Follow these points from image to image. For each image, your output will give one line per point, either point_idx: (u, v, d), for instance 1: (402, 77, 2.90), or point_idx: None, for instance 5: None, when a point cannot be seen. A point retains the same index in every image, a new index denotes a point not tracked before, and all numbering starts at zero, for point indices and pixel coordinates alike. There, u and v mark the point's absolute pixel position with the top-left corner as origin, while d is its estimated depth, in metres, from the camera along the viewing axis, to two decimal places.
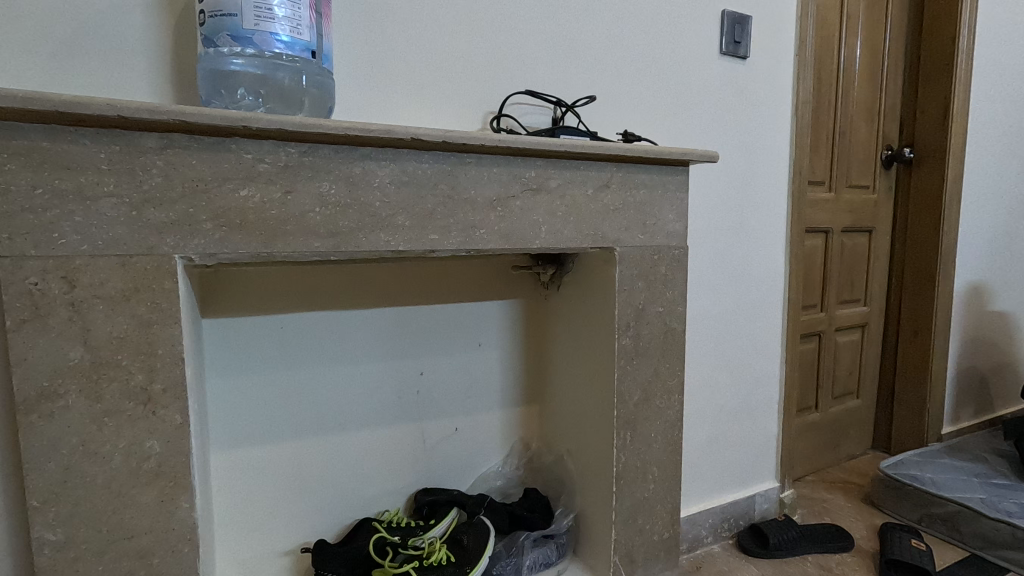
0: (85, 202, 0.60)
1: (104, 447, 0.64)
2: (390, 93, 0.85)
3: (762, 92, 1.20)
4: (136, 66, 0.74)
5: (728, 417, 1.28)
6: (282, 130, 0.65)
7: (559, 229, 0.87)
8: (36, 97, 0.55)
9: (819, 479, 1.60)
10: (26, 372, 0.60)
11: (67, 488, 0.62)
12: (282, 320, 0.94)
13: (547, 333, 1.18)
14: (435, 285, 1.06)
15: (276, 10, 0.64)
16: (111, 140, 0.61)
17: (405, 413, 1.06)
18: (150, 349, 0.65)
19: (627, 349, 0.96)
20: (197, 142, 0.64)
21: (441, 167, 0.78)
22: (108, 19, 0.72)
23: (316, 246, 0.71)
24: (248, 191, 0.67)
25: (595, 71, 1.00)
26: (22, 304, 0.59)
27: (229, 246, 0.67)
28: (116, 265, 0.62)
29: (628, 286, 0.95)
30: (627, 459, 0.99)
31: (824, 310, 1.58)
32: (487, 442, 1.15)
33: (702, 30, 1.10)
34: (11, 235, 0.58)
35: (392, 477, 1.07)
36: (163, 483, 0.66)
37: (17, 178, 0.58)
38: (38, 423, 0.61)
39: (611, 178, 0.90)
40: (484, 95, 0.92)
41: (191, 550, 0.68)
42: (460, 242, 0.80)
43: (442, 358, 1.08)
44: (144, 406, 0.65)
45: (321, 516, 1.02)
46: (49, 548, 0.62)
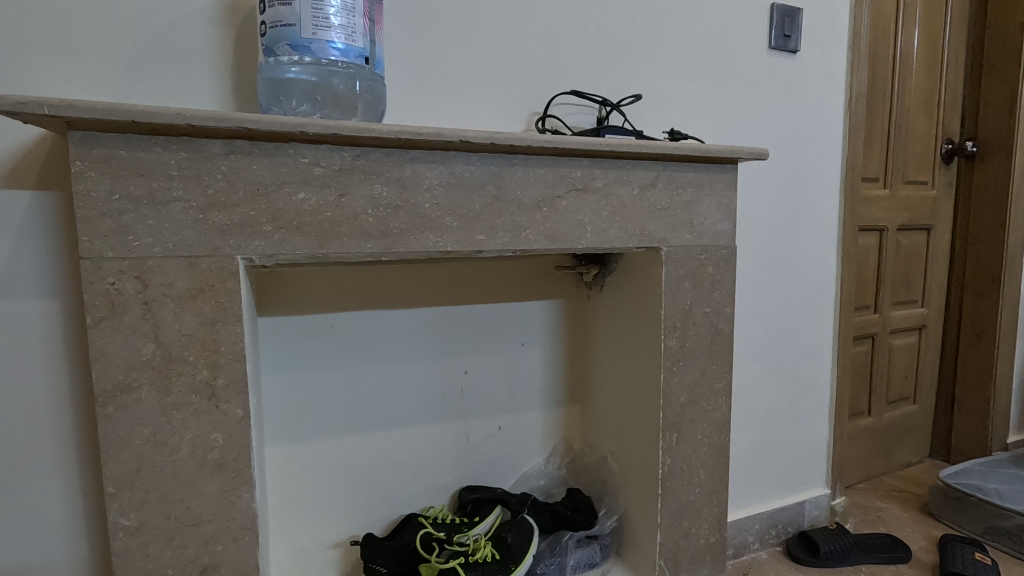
0: (157, 207, 0.64)
1: (172, 439, 0.67)
2: (438, 97, 0.86)
3: (813, 86, 1.16)
4: (200, 77, 0.77)
5: (776, 421, 1.24)
6: (337, 134, 0.67)
7: (604, 229, 0.87)
8: (114, 108, 0.58)
9: (872, 487, 1.54)
10: (105, 367, 0.64)
11: (140, 476, 0.66)
12: (333, 319, 0.97)
13: (590, 333, 1.18)
14: (479, 286, 1.07)
15: (332, 19, 0.66)
16: (180, 147, 0.64)
17: (450, 412, 1.08)
18: (215, 346, 0.68)
19: (673, 350, 0.95)
20: (258, 148, 0.67)
21: (488, 168, 0.79)
22: (176, 33, 0.76)
23: (368, 247, 0.73)
24: (304, 194, 0.70)
25: (641, 69, 0.99)
26: (101, 303, 0.63)
27: (287, 248, 0.70)
28: (184, 266, 0.66)
29: (675, 286, 0.93)
30: (673, 461, 0.98)
31: (878, 312, 1.52)
32: (530, 442, 1.16)
33: (750, 25, 1.07)
34: (91, 237, 0.62)
35: (437, 475, 1.09)
36: (226, 474, 0.69)
37: (97, 185, 0.62)
38: (114, 414, 0.65)
39: (657, 177, 0.89)
40: (529, 96, 0.92)
41: (251, 539, 0.71)
42: (506, 242, 0.81)
43: (486, 357, 1.09)
44: (209, 400, 0.68)
45: (369, 510, 1.04)
46: (123, 532, 0.66)
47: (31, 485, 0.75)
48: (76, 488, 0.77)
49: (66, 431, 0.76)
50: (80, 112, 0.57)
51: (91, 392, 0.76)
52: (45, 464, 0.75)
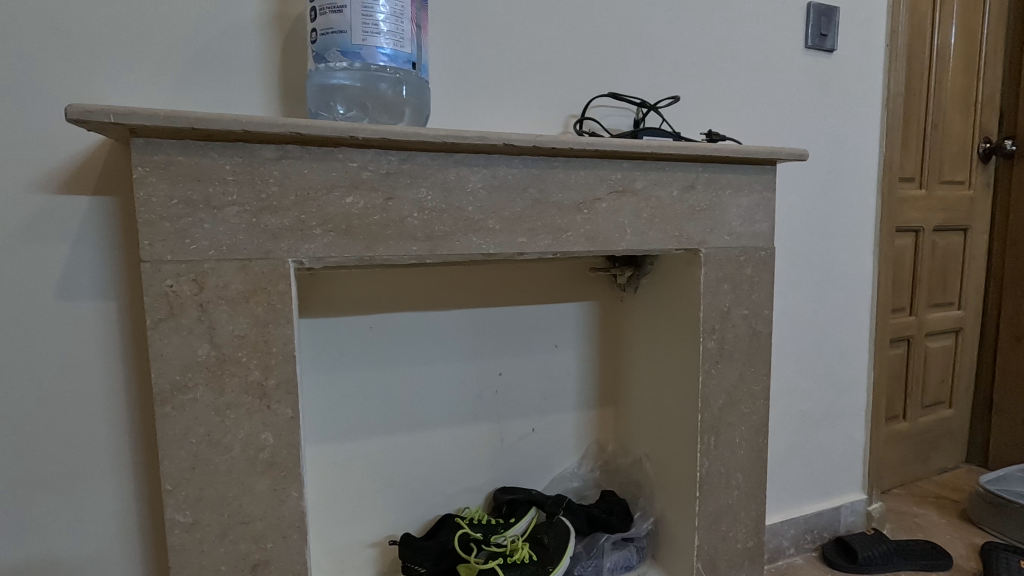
0: (212, 211, 0.65)
1: (225, 438, 0.68)
2: (479, 101, 0.87)
3: (850, 86, 1.15)
4: (249, 83, 0.79)
5: (812, 424, 1.23)
6: (385, 139, 0.68)
7: (644, 231, 0.87)
8: (175, 115, 0.60)
9: (907, 492, 1.51)
10: (163, 367, 0.66)
11: (195, 474, 0.68)
12: (371, 320, 0.98)
13: (623, 335, 1.17)
14: (514, 288, 1.08)
15: (381, 25, 0.67)
16: (235, 152, 0.66)
17: (485, 413, 1.08)
18: (266, 347, 0.69)
19: (711, 352, 0.94)
20: (309, 153, 0.68)
21: (531, 170, 0.79)
22: (226, 41, 0.78)
23: (413, 250, 0.74)
24: (353, 197, 0.71)
25: (677, 71, 0.99)
26: (159, 304, 0.65)
27: (336, 251, 0.71)
28: (239, 268, 0.67)
29: (713, 288, 0.93)
30: (711, 464, 0.97)
31: (913, 314, 1.49)
32: (563, 443, 1.16)
33: (786, 25, 1.06)
34: (151, 241, 0.64)
35: (472, 475, 1.09)
36: (277, 473, 0.71)
37: (157, 190, 0.63)
38: (171, 413, 0.67)
39: (696, 178, 0.89)
40: (567, 99, 0.93)
41: (300, 537, 0.72)
42: (547, 245, 0.81)
43: (520, 358, 1.10)
44: (260, 400, 0.69)
45: (406, 511, 1.05)
46: (179, 528, 0.68)
47: (90, 481, 0.77)
48: (131, 484, 0.79)
49: (122, 428, 0.78)
50: (144, 119, 0.59)
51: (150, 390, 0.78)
52: (102, 460, 0.78)
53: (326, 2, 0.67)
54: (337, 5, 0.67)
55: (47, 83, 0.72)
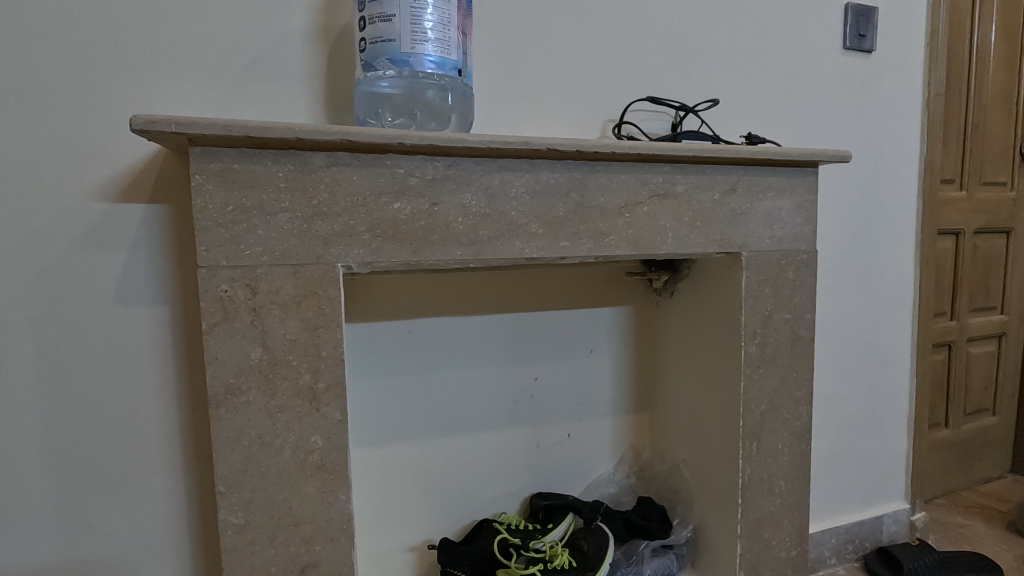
0: (266, 217, 0.67)
1: (277, 440, 0.69)
2: (520, 107, 0.88)
3: (889, 87, 1.13)
4: (296, 92, 0.81)
5: (853, 431, 1.20)
6: (433, 145, 0.69)
7: (686, 235, 0.86)
8: (233, 124, 0.61)
9: (951, 503, 1.47)
10: (217, 370, 0.67)
11: (248, 476, 0.69)
12: (410, 325, 0.99)
13: (659, 340, 1.17)
14: (550, 293, 1.08)
15: (428, 33, 0.68)
16: (287, 160, 0.67)
17: (521, 418, 1.08)
18: (316, 351, 0.70)
19: (753, 357, 0.93)
20: (357, 159, 0.70)
21: (573, 175, 0.80)
22: (274, 52, 0.79)
23: (458, 254, 0.75)
24: (400, 203, 0.72)
25: (715, 74, 0.99)
26: (215, 309, 0.66)
27: (384, 256, 0.72)
28: (291, 273, 0.68)
29: (755, 292, 0.92)
30: (753, 471, 0.96)
31: (955, 319, 1.46)
32: (599, 448, 1.15)
33: (824, 26, 1.05)
34: (208, 247, 0.65)
35: (508, 480, 1.09)
36: (326, 475, 0.71)
37: (213, 198, 0.65)
38: (225, 416, 0.68)
39: (737, 181, 0.88)
40: (605, 103, 0.93)
41: (347, 540, 0.73)
42: (590, 248, 0.81)
43: (556, 363, 1.09)
44: (310, 403, 0.70)
45: (443, 515, 1.06)
46: (232, 529, 0.69)
47: (144, 481, 0.79)
48: (183, 485, 0.81)
49: (176, 430, 0.80)
50: (203, 129, 0.61)
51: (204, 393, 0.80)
52: (155, 461, 0.80)
53: (375, 12, 0.68)
54: (387, 14, 0.68)
55: (106, 96, 0.74)
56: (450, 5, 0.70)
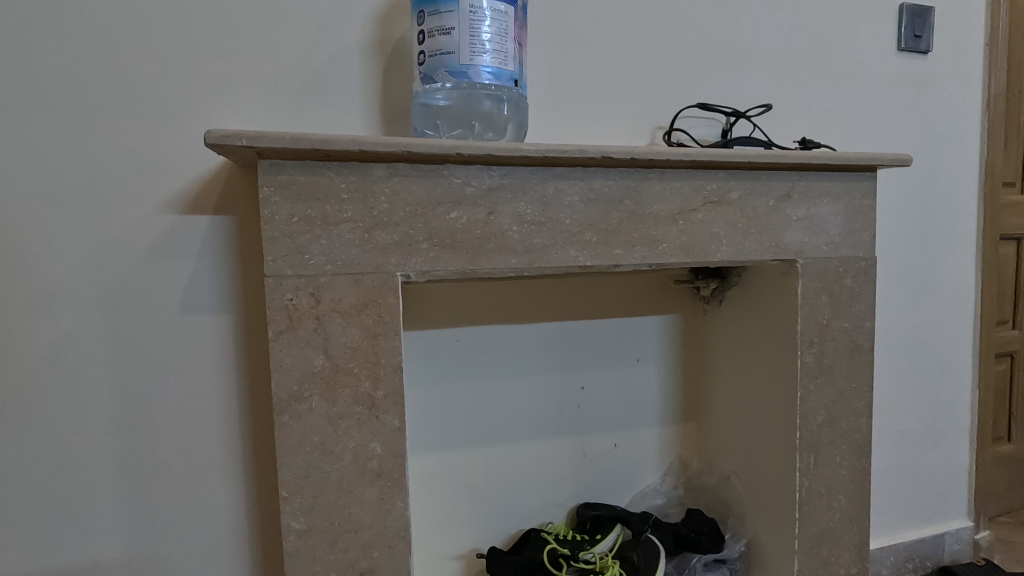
0: (329, 227, 0.68)
1: (337, 447, 0.70)
2: (571, 117, 0.88)
3: (946, 88, 1.09)
4: (353, 105, 0.83)
5: (911, 445, 1.16)
6: (490, 155, 0.70)
7: (740, 242, 0.85)
8: (301, 137, 0.63)
9: (1016, 521, 1.40)
10: (282, 377, 0.69)
11: (309, 482, 0.70)
12: (458, 333, 1.00)
13: (707, 349, 1.15)
14: (596, 301, 1.07)
15: (486, 45, 0.69)
16: (349, 171, 0.69)
17: (567, 427, 1.08)
18: (376, 359, 0.71)
19: (810, 367, 0.91)
20: (416, 170, 0.71)
21: (626, 182, 0.79)
22: (332, 67, 0.82)
23: (513, 262, 0.75)
24: (457, 213, 0.72)
25: (766, 79, 0.97)
26: (280, 317, 0.68)
27: (441, 264, 0.72)
28: (352, 282, 0.69)
29: (812, 300, 0.89)
30: (811, 484, 0.93)
31: (1018, 328, 1.39)
32: (646, 459, 1.13)
33: (878, 27, 1.03)
34: (274, 256, 0.67)
35: (555, 490, 1.09)
36: (384, 482, 0.72)
37: (280, 209, 0.67)
38: (289, 422, 0.69)
39: (793, 187, 0.87)
40: (655, 111, 0.92)
41: (404, 547, 0.73)
42: (643, 256, 0.81)
43: (602, 372, 1.09)
44: (370, 410, 0.71)
45: (490, 524, 1.06)
46: (294, 534, 0.70)
47: (206, 486, 0.82)
48: (244, 491, 0.83)
49: (237, 436, 0.82)
50: (272, 142, 0.62)
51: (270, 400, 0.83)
52: (216, 465, 0.82)
53: (435, 25, 0.69)
54: (446, 27, 0.69)
55: (175, 113, 0.77)
56: (507, 17, 0.71)
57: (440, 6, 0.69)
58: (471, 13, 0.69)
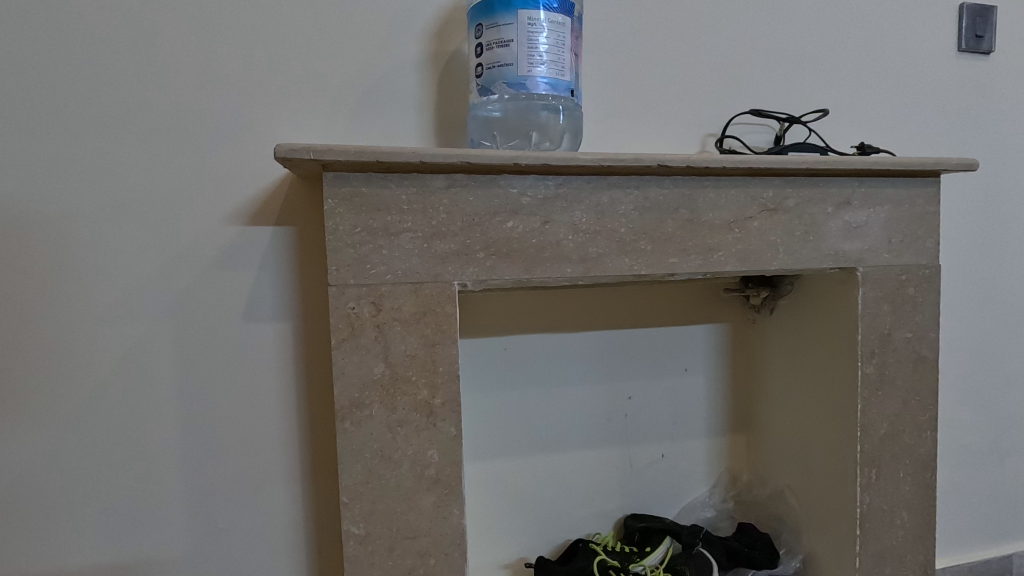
0: (390, 237, 0.70)
1: (396, 454, 0.71)
2: (622, 125, 0.88)
3: (1010, 89, 1.05)
4: (408, 117, 0.84)
5: (975, 461, 1.11)
6: (547, 164, 0.70)
7: (797, 250, 0.83)
8: (365, 150, 0.65)
9: None
10: (344, 384, 0.70)
11: (369, 488, 0.71)
12: (507, 342, 1.00)
13: (758, 359, 1.12)
14: (645, 310, 1.06)
15: (544, 56, 0.70)
16: (409, 182, 0.70)
17: (615, 437, 1.07)
18: (434, 367, 0.72)
19: (871, 378, 0.88)
20: (473, 180, 0.72)
21: (681, 191, 0.79)
22: (388, 81, 0.84)
23: (568, 271, 0.75)
24: (513, 222, 0.73)
25: (820, 84, 0.95)
26: (343, 326, 0.69)
27: (497, 274, 0.73)
28: (412, 291, 0.71)
29: (872, 309, 0.87)
30: (873, 500, 0.90)
31: None
32: (694, 470, 1.11)
33: (936, 29, 1.00)
34: (338, 266, 0.69)
35: (602, 500, 1.08)
36: (440, 490, 0.73)
37: (343, 220, 0.68)
38: (350, 429, 0.70)
39: (852, 194, 0.84)
40: (707, 118, 0.91)
41: (460, 555, 0.73)
42: (698, 265, 0.80)
43: (650, 382, 1.07)
44: (427, 418, 0.72)
45: (537, 533, 1.05)
46: (354, 540, 0.71)
47: (266, 490, 0.84)
48: (302, 496, 0.85)
49: (296, 442, 0.84)
50: (338, 155, 0.64)
51: (329, 406, 0.85)
52: (276, 469, 0.84)
53: (493, 38, 0.70)
54: (505, 39, 0.70)
55: (240, 128, 0.80)
56: (563, 28, 0.71)
57: (498, 19, 0.70)
58: (529, 25, 0.69)
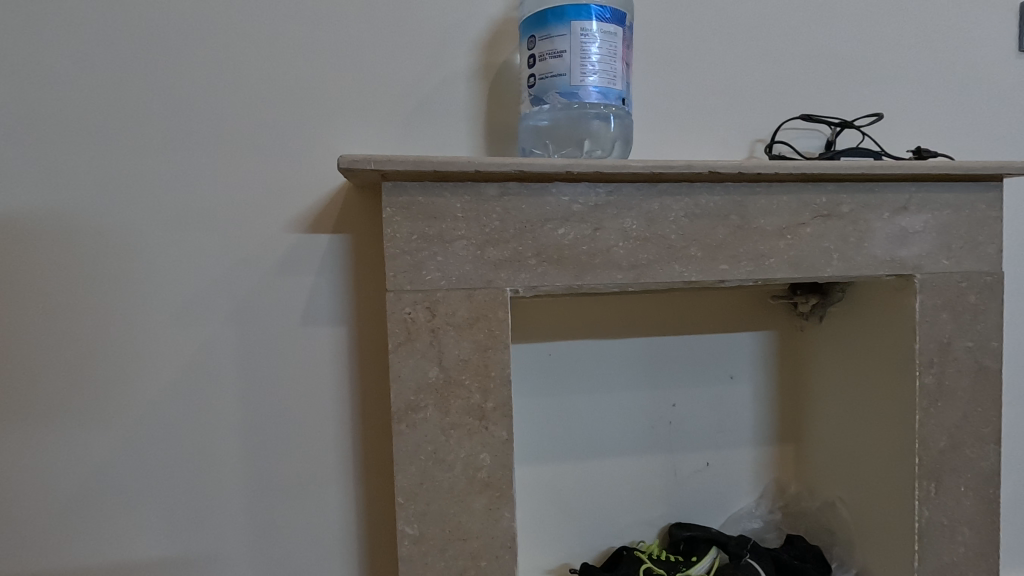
0: (444, 244, 0.71)
1: (449, 456, 0.73)
2: (670, 133, 0.89)
3: None
4: (459, 128, 0.87)
5: None
6: (598, 172, 0.71)
7: (852, 257, 0.82)
8: (423, 159, 0.67)
9: None
10: (400, 387, 0.72)
11: (423, 489, 0.73)
12: (553, 348, 1.01)
13: (807, 367, 1.10)
14: (691, 317, 1.05)
15: (596, 66, 0.71)
16: (463, 191, 0.72)
17: (658, 445, 1.06)
18: (486, 371, 0.73)
19: (930, 388, 0.85)
20: (526, 189, 0.73)
21: (732, 197, 0.78)
22: (440, 92, 0.86)
23: (618, 278, 0.76)
24: (564, 229, 0.74)
25: (873, 88, 0.93)
26: (399, 330, 0.72)
27: (549, 280, 0.74)
28: (465, 297, 0.72)
29: (931, 317, 0.85)
30: (932, 515, 0.87)
31: None
32: (741, 479, 1.10)
33: (996, 28, 0.97)
34: (395, 272, 0.71)
35: (647, 507, 1.07)
36: (492, 492, 0.74)
37: (400, 228, 0.71)
38: (405, 431, 0.72)
39: (909, 199, 0.83)
40: (756, 124, 0.91)
41: (510, 558, 0.74)
42: (750, 271, 0.79)
43: (696, 390, 1.06)
44: (480, 422, 0.73)
45: (581, 539, 1.05)
46: (408, 540, 0.73)
47: (321, 489, 0.86)
48: (355, 495, 0.87)
49: (349, 443, 0.86)
50: (397, 165, 0.67)
51: (382, 408, 0.87)
52: (330, 469, 0.86)
53: (546, 49, 0.72)
54: (558, 50, 0.71)
55: (299, 139, 0.84)
56: (615, 37, 0.72)
57: (551, 30, 0.71)
58: (582, 36, 0.71)
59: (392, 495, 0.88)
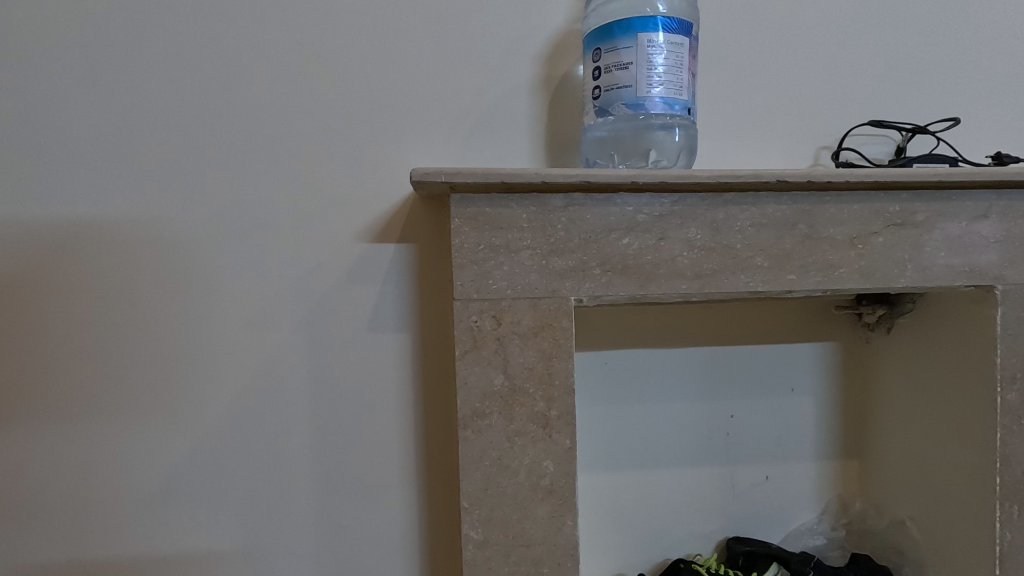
0: (511, 254, 0.73)
1: (513, 463, 0.74)
2: (733, 141, 0.88)
3: None
4: (520, 139, 0.88)
5: None
6: (664, 183, 0.71)
7: (927, 266, 0.79)
8: (492, 172, 0.68)
9: None
10: (466, 394, 0.74)
11: (488, 494, 0.74)
12: (612, 357, 1.01)
13: (874, 380, 1.07)
14: (752, 327, 1.03)
15: (662, 76, 0.71)
16: (529, 202, 0.73)
17: (716, 457, 1.05)
18: (550, 380, 0.74)
19: (1012, 405, 0.81)
20: (590, 199, 0.74)
21: (801, 206, 0.77)
22: (503, 105, 0.88)
23: (682, 288, 0.75)
24: (629, 239, 0.74)
25: (947, 92, 0.90)
26: (466, 338, 0.73)
27: (613, 289, 0.74)
28: (530, 306, 0.73)
29: (1013, 330, 0.81)
30: (1016, 538, 0.82)
31: None
32: (803, 495, 1.07)
33: None
34: (463, 282, 0.73)
35: (704, 520, 1.05)
36: (555, 500, 0.74)
37: (468, 238, 0.72)
38: (471, 437, 0.74)
39: (989, 207, 0.79)
40: (822, 130, 0.89)
41: (573, 565, 0.75)
42: (818, 281, 0.78)
43: (756, 401, 1.04)
44: (543, 429, 0.74)
45: (637, 549, 1.04)
46: (473, 544, 0.74)
47: (384, 491, 0.89)
48: (416, 499, 0.89)
49: (412, 447, 0.89)
50: (467, 177, 0.68)
51: (444, 414, 0.89)
52: (393, 472, 0.89)
53: (612, 61, 0.73)
54: (624, 63, 0.72)
55: (368, 153, 0.87)
56: (681, 48, 0.73)
57: (617, 43, 0.72)
58: (648, 47, 0.71)
59: (453, 500, 0.90)
